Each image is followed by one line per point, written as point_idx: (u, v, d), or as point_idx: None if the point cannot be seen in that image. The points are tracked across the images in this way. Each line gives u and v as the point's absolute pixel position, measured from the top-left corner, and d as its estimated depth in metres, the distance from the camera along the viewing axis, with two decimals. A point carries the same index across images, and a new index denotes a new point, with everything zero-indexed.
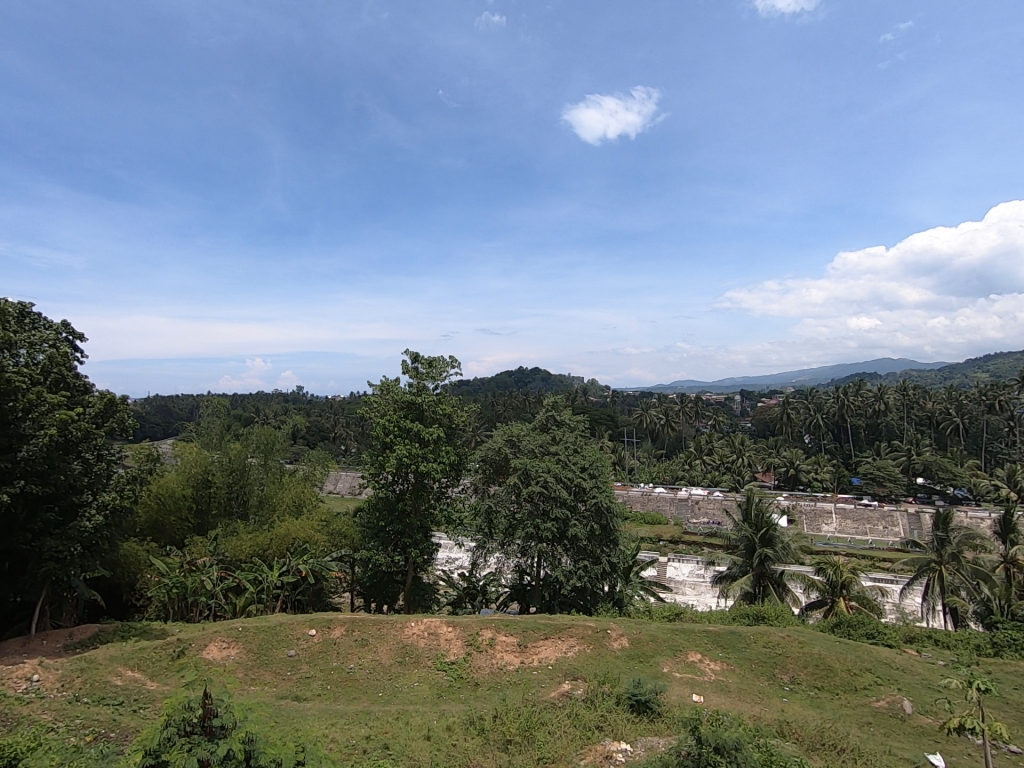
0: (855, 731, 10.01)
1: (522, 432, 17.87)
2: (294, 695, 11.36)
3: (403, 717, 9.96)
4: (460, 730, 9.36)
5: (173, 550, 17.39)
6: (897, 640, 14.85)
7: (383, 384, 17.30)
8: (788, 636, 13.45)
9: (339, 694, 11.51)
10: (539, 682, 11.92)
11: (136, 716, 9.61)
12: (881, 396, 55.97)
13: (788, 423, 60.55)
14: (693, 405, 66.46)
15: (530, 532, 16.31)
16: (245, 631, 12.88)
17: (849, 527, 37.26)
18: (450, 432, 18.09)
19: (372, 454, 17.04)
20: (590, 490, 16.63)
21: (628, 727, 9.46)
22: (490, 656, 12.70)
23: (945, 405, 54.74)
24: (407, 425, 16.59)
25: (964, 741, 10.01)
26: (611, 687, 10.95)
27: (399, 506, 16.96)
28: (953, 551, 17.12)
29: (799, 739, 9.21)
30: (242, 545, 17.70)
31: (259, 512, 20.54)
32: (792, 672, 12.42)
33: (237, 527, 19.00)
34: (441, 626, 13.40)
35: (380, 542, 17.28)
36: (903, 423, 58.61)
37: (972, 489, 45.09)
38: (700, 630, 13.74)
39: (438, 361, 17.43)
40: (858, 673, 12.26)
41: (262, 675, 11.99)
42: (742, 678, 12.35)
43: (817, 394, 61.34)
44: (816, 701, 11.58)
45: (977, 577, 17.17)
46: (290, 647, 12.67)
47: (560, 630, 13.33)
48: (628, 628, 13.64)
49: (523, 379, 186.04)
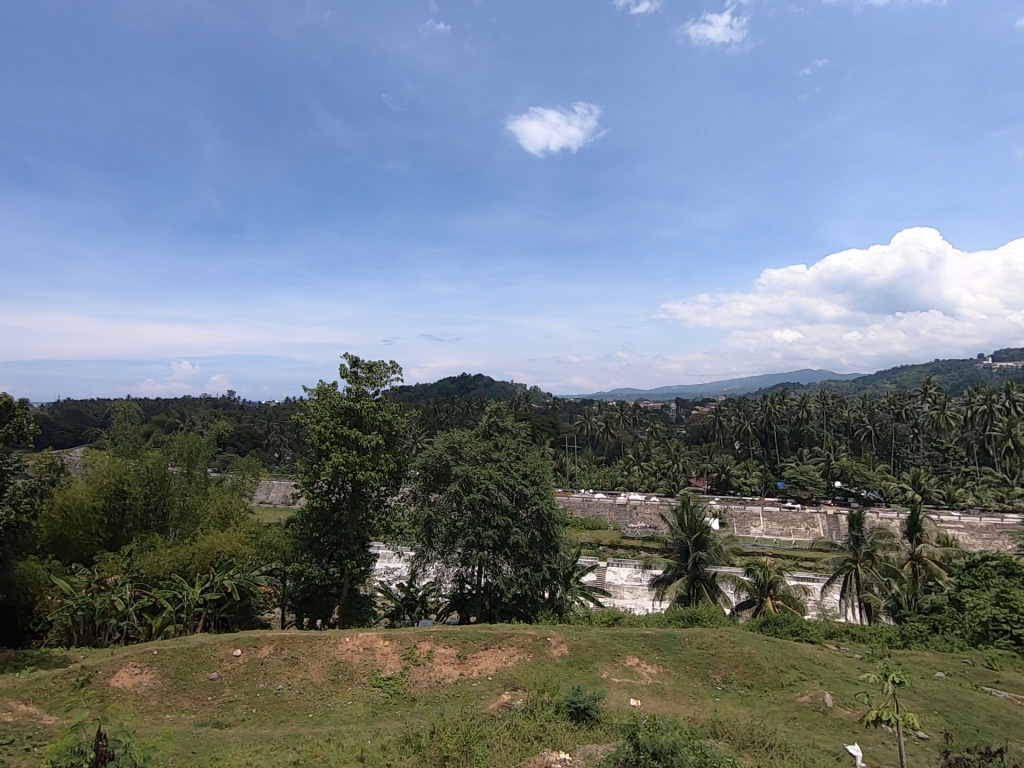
0: (782, 727, 10.45)
1: (463, 439, 17.53)
2: (214, 721, 10.59)
3: (335, 738, 9.50)
4: (395, 749, 8.98)
5: (80, 568, 15.98)
6: (818, 636, 15.72)
7: (319, 388, 16.62)
8: (720, 636, 13.85)
9: (265, 718, 10.82)
10: (479, 694, 11.68)
11: (28, 755, 8.64)
12: (803, 405, 59.61)
13: (719, 430, 63.29)
14: (632, 412, 68.30)
15: (470, 541, 16.04)
16: (160, 654, 11.94)
17: (775, 529, 39.32)
18: (390, 439, 17.58)
19: (307, 462, 16.32)
20: (531, 497, 16.58)
21: (567, 735, 9.41)
22: (428, 669, 12.31)
23: (859, 413, 59.01)
24: (344, 432, 15.95)
25: (878, 730, 10.65)
26: (550, 695, 10.87)
27: (335, 517, 16.34)
28: (868, 550, 18.26)
29: (730, 738, 9.44)
30: (160, 560, 16.36)
31: (180, 524, 19.13)
32: (724, 672, 12.80)
33: (156, 541, 17.65)
34: (377, 640, 12.90)
35: (314, 554, 16.52)
36: (822, 430, 62.61)
37: (882, 492, 48.71)
38: (637, 633, 13.92)
39: (378, 366, 16.95)
40: (784, 670, 12.81)
41: (179, 702, 11.09)
42: (676, 680, 12.58)
43: (746, 402, 64.55)
44: (747, 699, 11.97)
45: (889, 575, 18.41)
46: (212, 670, 11.81)
47: (500, 639, 13.16)
48: (567, 634, 13.62)
49: (467, 386, 185.77)
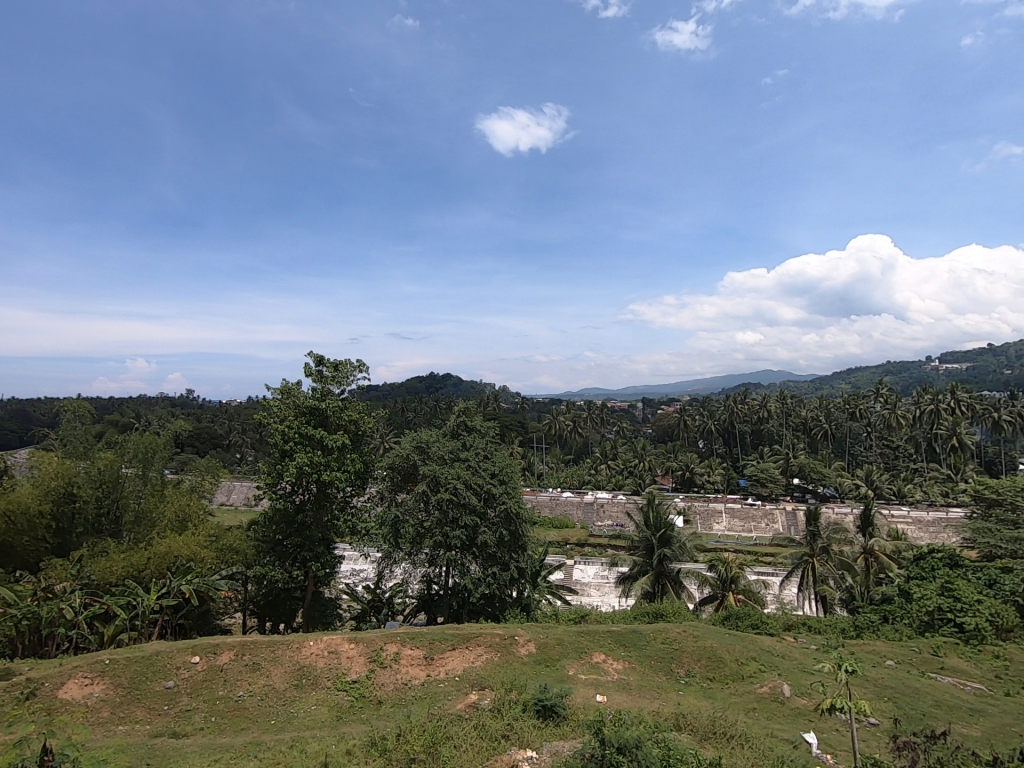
0: (742, 718, 10.74)
1: (430, 439, 17.38)
2: (170, 731, 10.25)
3: (297, 744, 9.30)
4: (360, 753, 8.85)
5: (25, 575, 15.25)
6: (776, 628, 16.23)
7: (283, 387, 16.23)
8: (684, 631, 14.15)
9: (225, 727, 10.53)
10: (446, 694, 11.63)
11: None
12: (764, 404, 61.34)
13: (684, 429, 64.60)
14: (599, 411, 69.08)
15: (438, 541, 15.93)
16: (113, 663, 11.47)
17: (737, 525, 40.38)
18: (356, 439, 17.31)
19: (270, 462, 15.92)
20: (499, 496, 16.60)
21: (534, 733, 9.45)
22: (395, 671, 12.18)
23: (816, 412, 61.08)
24: (309, 432, 15.63)
25: (833, 718, 11.07)
26: (517, 694, 10.90)
27: (299, 519, 16.01)
28: (823, 544, 18.92)
29: (693, 730, 9.65)
30: (113, 565, 15.67)
31: (135, 529, 18.36)
32: (687, 666, 13.07)
33: (108, 546, 16.97)
34: (342, 643, 12.68)
35: (276, 557, 16.16)
36: (782, 429, 64.59)
37: (838, 488, 50.53)
38: (603, 630, 14.08)
39: (344, 364, 16.68)
40: (744, 662, 13.17)
41: (132, 712, 10.69)
42: (641, 675, 12.78)
43: (710, 402, 66.04)
44: (709, 691, 12.27)
45: (843, 568, 19.14)
46: (168, 678, 11.41)
47: (468, 639, 13.12)
48: (535, 633, 13.69)
49: (435, 386, 184.51)
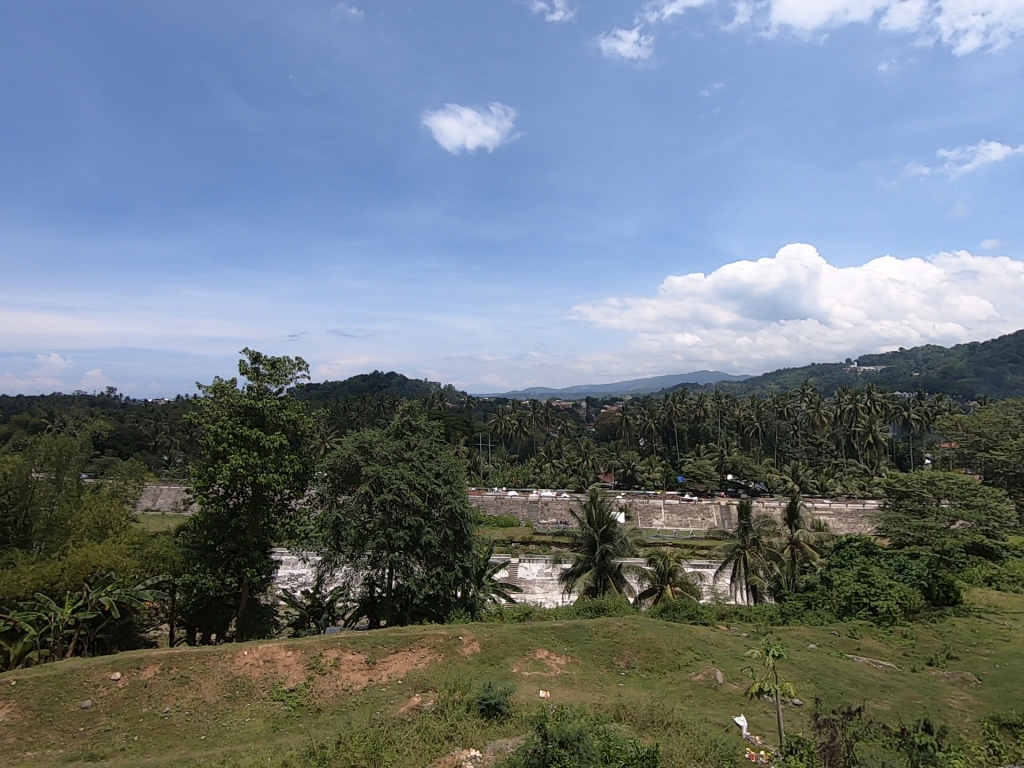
0: (678, 705, 11.17)
1: (373, 438, 17.03)
2: (87, 754, 9.57)
3: (230, 758, 8.89)
4: (297, 764, 8.56)
5: None
6: (711, 618, 16.97)
7: (216, 386, 15.46)
8: (624, 624, 14.53)
9: (149, 745, 9.93)
10: (388, 698, 11.44)
11: None
12: (700, 403, 63.90)
13: (626, 427, 66.33)
14: (544, 411, 69.85)
15: (380, 542, 15.64)
16: (20, 685, 10.57)
17: (675, 520, 41.88)
18: (295, 439, 16.73)
19: (201, 465, 15.12)
20: (444, 496, 16.49)
21: (478, 732, 9.46)
22: (335, 677, 11.87)
23: (748, 411, 64.21)
24: (244, 432, 14.98)
25: (761, 701, 11.69)
26: (461, 694, 10.88)
27: (233, 523, 15.31)
28: (754, 536, 19.92)
29: (632, 720, 9.94)
30: (21, 578, 14.47)
31: (47, 538, 16.93)
32: (627, 658, 13.44)
33: (15, 558, 15.65)
34: (278, 651, 12.22)
35: (208, 564, 15.38)
36: (717, 428, 67.49)
37: (767, 483, 53.36)
38: (547, 626, 14.25)
39: (283, 362, 16.07)
40: (680, 652, 13.68)
41: (43, 737, 9.90)
42: (583, 669, 13.04)
43: (650, 401, 68.10)
44: (647, 681, 12.67)
45: (771, 559, 20.19)
46: (85, 697, 10.64)
47: (411, 641, 12.95)
48: (479, 632, 13.69)
49: (379, 384, 180.95)
